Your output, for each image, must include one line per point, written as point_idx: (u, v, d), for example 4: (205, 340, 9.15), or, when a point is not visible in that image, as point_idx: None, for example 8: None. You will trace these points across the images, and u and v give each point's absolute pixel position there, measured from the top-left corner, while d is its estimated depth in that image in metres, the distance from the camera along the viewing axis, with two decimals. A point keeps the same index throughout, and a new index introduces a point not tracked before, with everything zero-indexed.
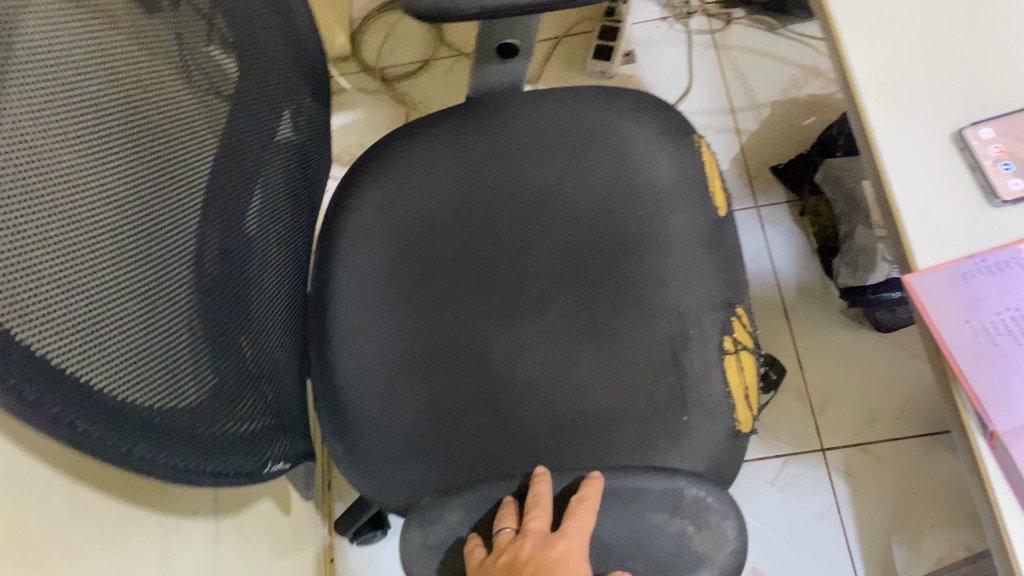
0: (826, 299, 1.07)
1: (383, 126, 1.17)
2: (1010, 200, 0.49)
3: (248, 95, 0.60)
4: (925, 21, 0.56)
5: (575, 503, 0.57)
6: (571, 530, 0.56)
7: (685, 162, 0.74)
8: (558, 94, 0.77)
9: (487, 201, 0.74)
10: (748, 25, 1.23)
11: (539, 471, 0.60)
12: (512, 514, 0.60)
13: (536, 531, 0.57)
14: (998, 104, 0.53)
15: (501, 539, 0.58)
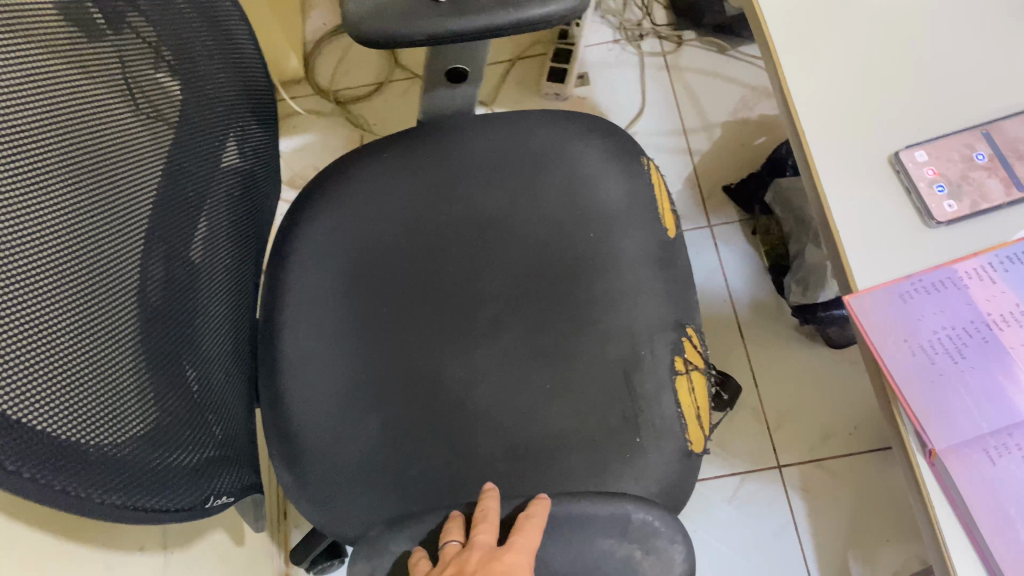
0: (779, 316, 1.08)
1: (337, 149, 1.17)
2: (945, 221, 0.50)
3: (193, 122, 0.60)
4: (861, 47, 0.57)
5: (523, 519, 0.57)
6: (518, 542, 0.55)
7: (635, 184, 0.75)
8: (509, 118, 0.77)
9: (438, 225, 0.73)
10: (699, 47, 1.25)
11: (489, 487, 0.60)
12: (459, 529, 0.58)
13: (483, 543, 0.56)
14: (932, 127, 0.54)
15: (446, 551, 0.56)
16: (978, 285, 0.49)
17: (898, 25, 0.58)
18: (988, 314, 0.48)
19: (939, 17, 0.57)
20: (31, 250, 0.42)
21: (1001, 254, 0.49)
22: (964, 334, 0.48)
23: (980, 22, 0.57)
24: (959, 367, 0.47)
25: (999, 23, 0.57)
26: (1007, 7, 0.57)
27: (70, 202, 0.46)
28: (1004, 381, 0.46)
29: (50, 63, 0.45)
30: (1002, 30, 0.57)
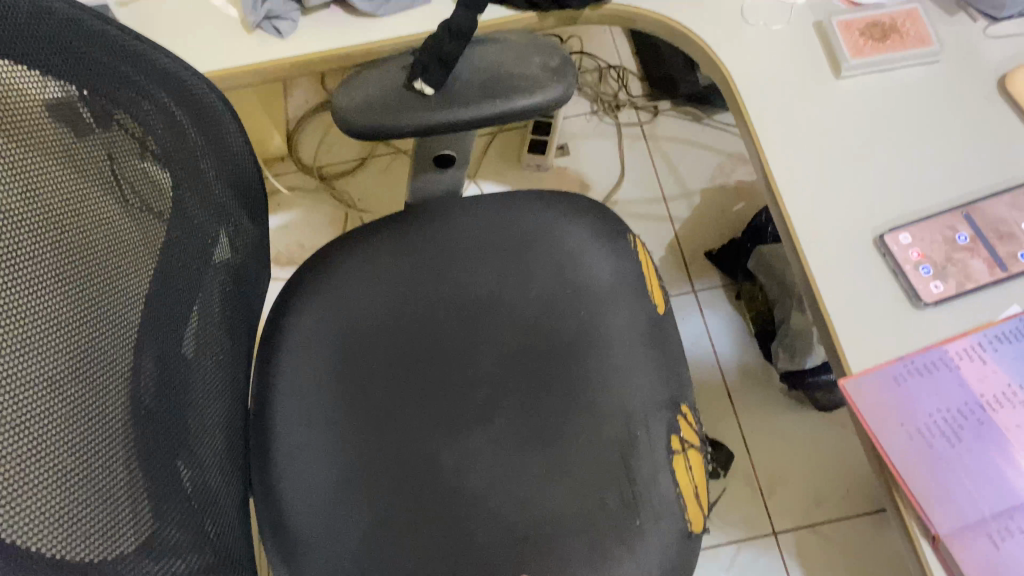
0: (766, 380, 1.09)
1: (321, 225, 1.18)
2: (932, 303, 0.52)
3: (186, 217, 0.60)
4: (841, 132, 0.59)
5: None
6: None
7: (622, 261, 0.76)
8: (496, 200, 0.78)
9: (429, 309, 0.74)
10: (674, 116, 1.28)
11: None
12: None
13: None
14: (912, 210, 0.55)
15: None
16: (970, 365, 0.50)
17: (874, 109, 0.59)
18: (981, 395, 0.49)
19: (912, 101, 0.60)
20: (10, 354, 0.42)
21: (989, 334, 0.50)
22: (960, 416, 0.48)
23: (954, 106, 0.59)
24: (956, 450, 0.47)
25: (968, 106, 0.59)
26: (978, 91, 0.60)
27: (54, 303, 0.46)
28: (1002, 463, 0.46)
29: (27, 163, 0.45)
30: (974, 112, 0.59)
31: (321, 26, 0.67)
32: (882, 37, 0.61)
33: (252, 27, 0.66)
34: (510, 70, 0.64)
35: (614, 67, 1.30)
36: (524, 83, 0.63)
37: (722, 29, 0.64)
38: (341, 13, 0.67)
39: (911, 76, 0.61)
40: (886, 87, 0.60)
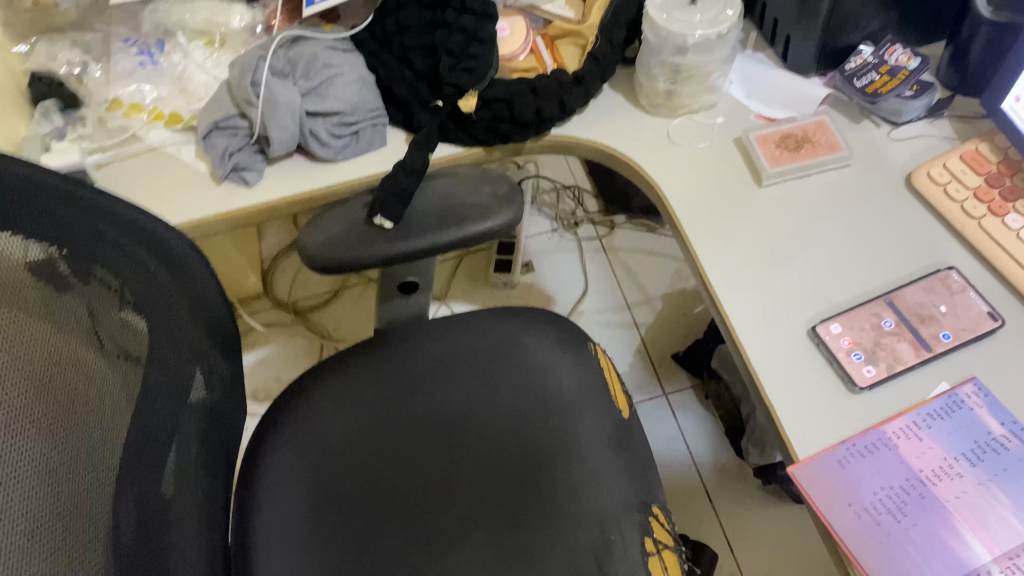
0: (742, 476, 1.10)
1: (297, 358, 1.20)
2: (867, 386, 0.55)
3: (165, 363, 0.63)
4: (767, 235, 0.64)
5: None
6: None
7: (585, 369, 0.79)
8: (461, 321, 0.82)
9: (404, 431, 0.76)
10: (630, 228, 1.34)
11: None
12: None
13: None
14: (839, 300, 0.60)
15: None
16: (907, 444, 0.53)
17: (794, 211, 0.65)
18: (921, 470, 0.51)
19: (829, 202, 0.65)
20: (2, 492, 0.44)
21: (922, 412, 0.54)
22: (903, 492, 0.50)
23: (866, 204, 0.65)
24: (904, 525, 0.49)
25: (879, 202, 0.65)
26: (888, 189, 0.66)
27: (37, 441, 0.48)
28: (947, 534, 0.49)
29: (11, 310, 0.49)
30: (885, 208, 0.65)
31: (284, 174, 0.72)
32: (796, 147, 0.67)
33: (221, 178, 0.71)
34: (463, 201, 0.69)
35: (570, 188, 1.38)
36: (475, 211, 0.68)
37: (653, 150, 0.70)
38: (304, 160, 0.73)
39: (826, 180, 0.67)
40: (803, 190, 0.66)
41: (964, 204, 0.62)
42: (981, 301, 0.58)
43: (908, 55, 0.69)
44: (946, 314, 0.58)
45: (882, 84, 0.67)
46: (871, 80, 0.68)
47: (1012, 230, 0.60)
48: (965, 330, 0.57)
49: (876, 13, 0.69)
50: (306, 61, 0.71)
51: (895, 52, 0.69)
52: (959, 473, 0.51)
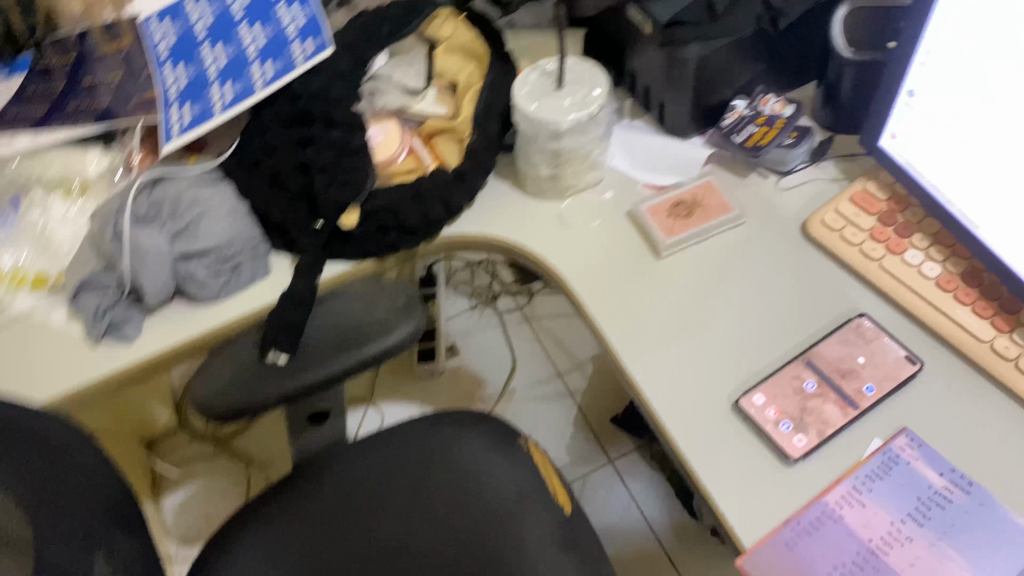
0: (702, 535, 1.07)
1: (226, 492, 1.14)
2: (799, 456, 0.53)
3: (56, 555, 0.55)
4: (677, 308, 0.62)
5: None
6: None
7: (519, 469, 0.75)
8: (384, 438, 0.78)
9: (340, 570, 0.71)
10: (550, 294, 1.32)
11: None
12: None
13: None
14: (758, 367, 0.58)
15: None
16: (852, 513, 0.50)
17: (698, 279, 0.63)
18: (870, 540, 0.49)
19: (731, 265, 0.64)
20: None
21: (860, 475, 0.52)
22: (856, 568, 0.48)
23: (767, 259, 0.64)
24: None
25: (779, 256, 0.64)
26: (787, 242, 0.65)
27: None
28: None
29: None
30: (786, 262, 0.63)
31: (164, 321, 0.67)
32: (688, 213, 0.65)
33: (95, 340, 0.65)
34: (357, 320, 0.66)
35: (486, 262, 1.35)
36: (370, 330, 0.65)
37: (548, 237, 0.68)
38: (183, 303, 0.68)
39: (723, 243, 0.65)
40: (702, 256, 0.65)
41: (863, 246, 0.62)
42: (897, 345, 0.57)
43: (782, 103, 0.69)
44: (866, 365, 0.56)
45: (761, 136, 0.67)
46: (750, 134, 0.67)
47: (913, 267, 0.60)
48: (887, 379, 0.55)
49: (744, 67, 0.69)
50: (171, 201, 0.66)
51: (770, 102, 0.69)
52: (909, 537, 0.49)
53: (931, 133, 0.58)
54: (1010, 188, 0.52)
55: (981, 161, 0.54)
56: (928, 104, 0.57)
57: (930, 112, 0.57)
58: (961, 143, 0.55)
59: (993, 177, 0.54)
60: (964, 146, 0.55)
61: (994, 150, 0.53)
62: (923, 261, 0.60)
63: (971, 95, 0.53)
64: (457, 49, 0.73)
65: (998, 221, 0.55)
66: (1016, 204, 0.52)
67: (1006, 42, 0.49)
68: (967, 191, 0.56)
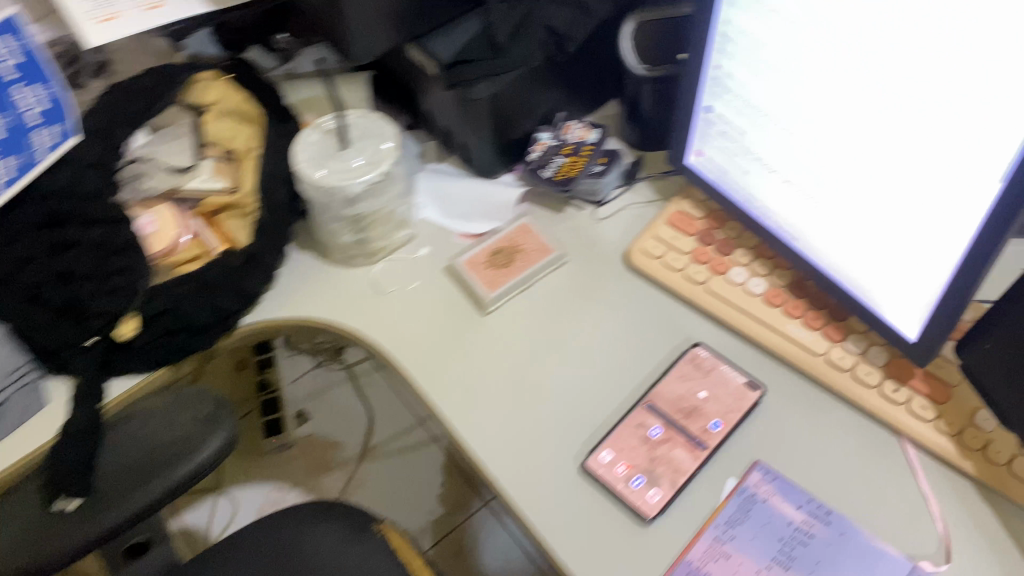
0: None
1: None
2: (655, 513, 0.49)
3: None
4: (509, 366, 0.57)
5: None
6: None
7: (377, 558, 0.69)
8: (224, 547, 0.71)
9: None
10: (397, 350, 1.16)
11: None
12: None
13: None
14: (601, 417, 0.54)
15: None
16: (717, 567, 0.47)
17: (527, 330, 0.59)
18: None
19: (559, 309, 0.60)
20: None
21: (720, 523, 0.49)
22: None
23: (594, 297, 0.60)
24: None
25: (606, 292, 0.61)
26: (612, 276, 0.61)
27: None
28: None
29: None
30: (614, 298, 0.60)
31: None
32: (507, 262, 0.61)
33: None
34: (159, 439, 0.57)
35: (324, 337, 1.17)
36: (175, 449, 0.57)
37: (362, 310, 0.61)
38: None
39: (547, 288, 0.61)
40: (528, 305, 0.60)
41: (686, 271, 0.59)
42: (736, 372, 0.55)
43: (586, 128, 0.66)
44: (708, 399, 0.54)
45: (569, 168, 0.64)
46: (558, 166, 0.64)
47: (738, 285, 0.58)
48: (731, 412, 0.53)
49: (542, 98, 0.65)
50: None
51: (573, 128, 0.66)
52: None
53: (873, 122, 0.45)
54: (933, 201, 0.44)
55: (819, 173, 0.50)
56: (831, 96, 0.46)
57: (805, 109, 0.49)
58: (953, 142, 0.41)
59: (891, 188, 0.46)
60: (784, 156, 0.52)
61: (934, 158, 0.42)
62: (747, 277, 0.58)
63: (919, 91, 0.41)
64: (228, 113, 0.65)
65: (863, 226, 0.49)
66: (947, 215, 0.43)
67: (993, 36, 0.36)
68: (801, 197, 0.53)
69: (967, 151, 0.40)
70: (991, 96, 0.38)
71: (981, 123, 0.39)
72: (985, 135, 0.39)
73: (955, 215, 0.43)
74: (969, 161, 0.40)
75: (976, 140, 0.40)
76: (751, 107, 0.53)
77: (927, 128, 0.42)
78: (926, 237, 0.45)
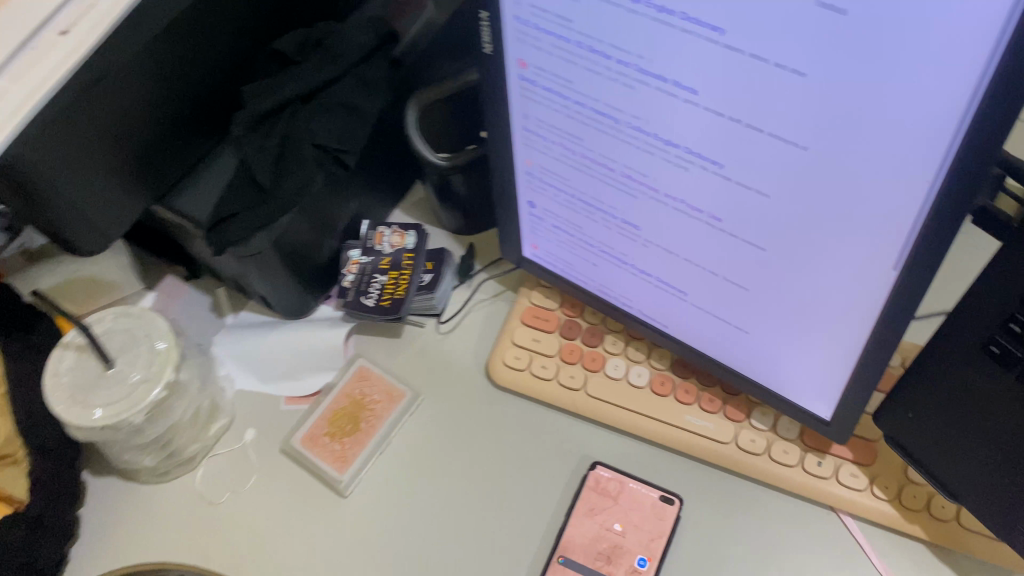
0: None
1: None
2: None
3: None
4: (390, 556, 0.48)
5: None
6: None
7: None
8: None
9: None
10: None
11: None
12: None
13: None
14: None
15: None
16: None
17: (401, 501, 0.50)
18: None
19: (430, 463, 0.51)
20: None
21: None
22: None
23: (466, 435, 0.52)
24: None
25: (477, 424, 0.52)
26: (479, 402, 0.53)
27: None
28: None
29: None
30: (489, 428, 0.52)
31: None
32: (353, 425, 0.51)
33: None
34: None
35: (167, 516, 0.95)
36: None
37: (198, 536, 0.50)
38: None
39: (410, 438, 0.52)
40: (394, 466, 0.51)
41: (559, 377, 0.51)
42: (647, 486, 0.48)
43: (400, 233, 0.57)
44: (625, 530, 0.46)
45: (395, 287, 0.54)
46: (380, 289, 0.54)
47: (619, 380, 0.51)
48: (655, 539, 0.46)
49: (337, 214, 0.55)
50: None
51: (385, 236, 0.57)
52: None
53: (723, 209, 0.37)
54: (825, 286, 0.37)
55: (680, 264, 0.42)
56: (673, 188, 0.39)
57: (644, 203, 0.41)
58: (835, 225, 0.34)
59: (778, 275, 0.38)
60: (633, 248, 0.44)
61: (823, 245, 0.35)
62: (628, 368, 0.51)
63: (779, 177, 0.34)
64: None
65: (743, 313, 0.42)
66: (842, 300, 0.37)
67: (865, 117, 0.29)
68: (664, 286, 0.45)
69: (852, 237, 0.34)
70: (875, 183, 0.31)
71: (869, 212, 0.32)
72: (876, 223, 0.32)
73: (851, 300, 0.36)
74: (857, 247, 0.34)
75: (865, 228, 0.33)
76: (580, 200, 0.44)
77: (808, 217, 0.34)
78: (819, 322, 0.39)
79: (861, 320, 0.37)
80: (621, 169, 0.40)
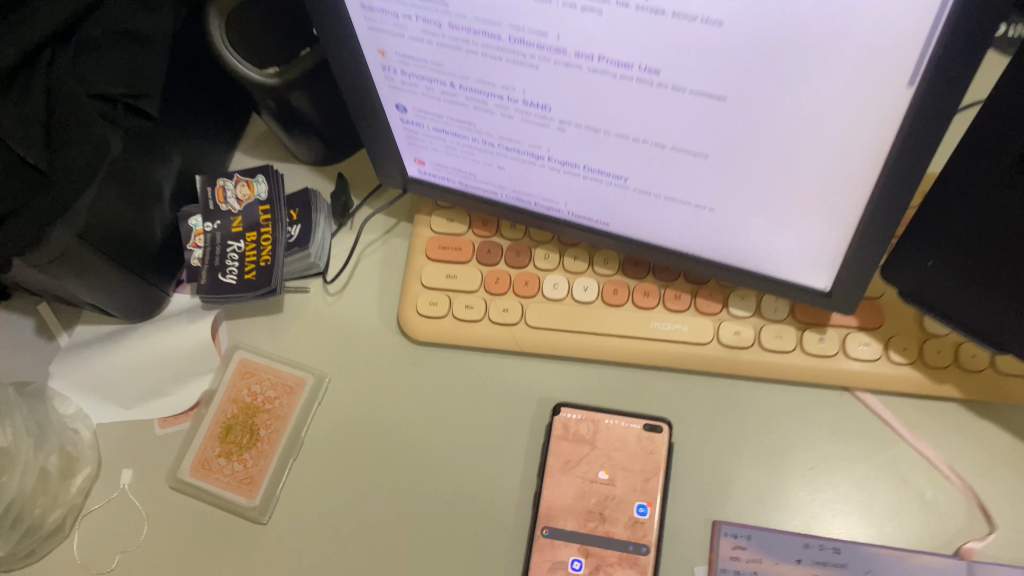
0: None
1: None
2: None
3: None
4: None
5: None
6: None
7: None
8: None
9: None
10: None
11: None
12: None
13: None
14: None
15: None
16: None
17: (333, 510, 0.40)
18: None
19: (357, 455, 0.41)
20: None
21: None
22: None
23: (395, 410, 0.42)
24: None
25: (404, 392, 0.42)
26: (397, 366, 0.43)
27: None
28: None
29: None
30: (419, 394, 0.42)
31: None
32: (252, 435, 0.41)
33: None
34: None
35: None
36: None
37: None
38: None
39: (326, 429, 0.42)
40: (315, 471, 0.41)
41: (489, 313, 0.42)
42: (624, 419, 0.39)
43: (246, 182, 0.45)
44: (614, 478, 0.38)
45: (257, 253, 0.43)
46: (240, 258, 0.43)
47: (563, 299, 0.41)
48: (652, 479, 0.38)
49: (154, 177, 0.42)
50: None
51: (228, 191, 0.44)
52: None
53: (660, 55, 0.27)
54: (811, 130, 0.27)
55: (612, 141, 0.32)
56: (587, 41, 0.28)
57: (548, 71, 0.30)
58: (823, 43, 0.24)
59: (747, 129, 0.28)
60: (546, 134, 0.33)
61: (805, 76, 0.25)
62: (570, 283, 0.41)
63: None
64: None
65: (702, 187, 0.32)
66: (836, 144, 0.27)
67: None
68: (596, 174, 0.35)
69: (847, 55, 0.24)
70: None
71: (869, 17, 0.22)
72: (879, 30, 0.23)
73: (851, 140, 0.27)
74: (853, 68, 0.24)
75: (865, 40, 0.23)
76: (460, 88, 0.33)
77: (780, 43, 0.24)
78: (808, 177, 0.29)
79: (868, 160, 0.28)
80: (506, 33, 0.29)
